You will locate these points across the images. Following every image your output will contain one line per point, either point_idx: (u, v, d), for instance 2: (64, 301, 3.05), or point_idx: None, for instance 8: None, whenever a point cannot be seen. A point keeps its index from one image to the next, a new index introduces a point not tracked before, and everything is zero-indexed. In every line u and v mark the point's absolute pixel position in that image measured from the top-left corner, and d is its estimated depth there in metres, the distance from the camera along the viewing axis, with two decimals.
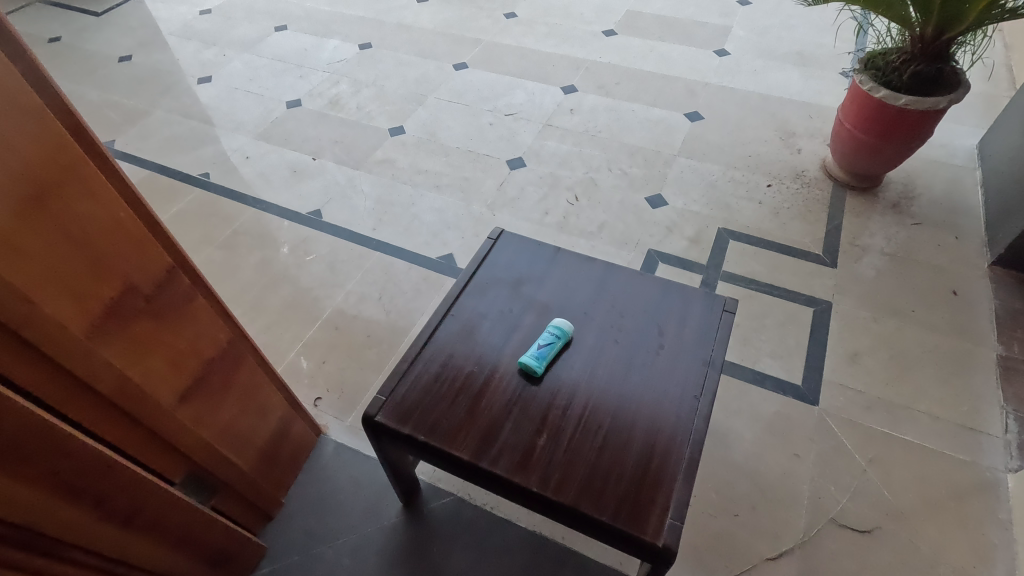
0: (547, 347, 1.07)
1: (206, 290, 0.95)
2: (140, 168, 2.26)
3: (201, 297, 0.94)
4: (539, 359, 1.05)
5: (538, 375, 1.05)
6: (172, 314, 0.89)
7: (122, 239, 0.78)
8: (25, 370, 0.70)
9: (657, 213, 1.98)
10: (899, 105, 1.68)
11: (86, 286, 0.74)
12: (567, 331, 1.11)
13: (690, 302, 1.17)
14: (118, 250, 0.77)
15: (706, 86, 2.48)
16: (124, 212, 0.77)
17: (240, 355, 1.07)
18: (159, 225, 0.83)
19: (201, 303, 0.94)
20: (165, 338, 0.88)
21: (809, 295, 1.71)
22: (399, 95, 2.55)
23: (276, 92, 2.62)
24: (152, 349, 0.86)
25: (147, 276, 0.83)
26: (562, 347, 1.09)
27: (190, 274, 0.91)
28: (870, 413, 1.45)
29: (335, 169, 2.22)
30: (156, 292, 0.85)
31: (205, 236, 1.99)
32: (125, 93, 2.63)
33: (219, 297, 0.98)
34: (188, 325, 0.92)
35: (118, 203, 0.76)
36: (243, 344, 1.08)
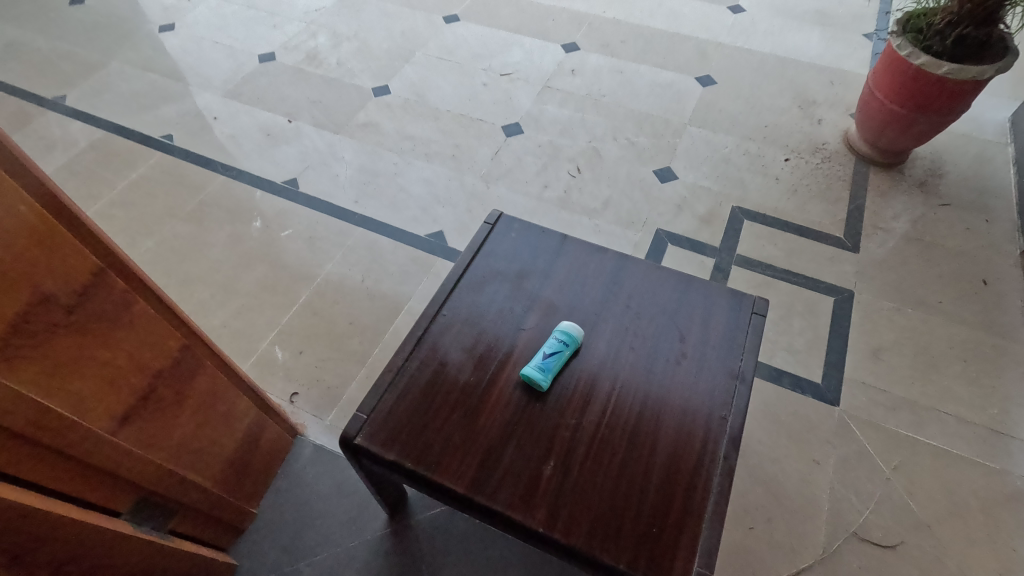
0: (556, 361, 0.93)
1: (148, 293, 0.79)
2: (94, 127, 2.03)
3: (141, 302, 0.78)
4: (547, 375, 0.91)
5: (543, 390, 0.91)
6: (101, 325, 0.73)
7: (28, 243, 0.61)
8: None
9: (666, 189, 1.82)
10: (940, 74, 1.52)
11: None
12: (576, 337, 0.96)
13: (716, 302, 1.03)
14: (22, 256, 0.61)
15: (720, 46, 2.28)
16: (28, 210, 0.61)
17: (197, 361, 0.92)
18: (79, 220, 0.67)
19: (141, 310, 0.78)
20: (96, 355, 0.73)
21: (829, 284, 1.58)
22: (384, 50, 2.31)
23: (247, 43, 2.37)
24: (76, 371, 0.70)
25: (66, 284, 0.67)
26: (570, 356, 0.96)
27: (126, 274, 0.75)
28: (893, 414, 1.35)
29: (313, 133, 2.01)
30: (79, 303, 0.69)
31: (169, 207, 1.80)
32: (78, 42, 2.36)
33: (165, 300, 0.82)
34: (126, 336, 0.77)
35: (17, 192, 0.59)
36: (201, 349, 0.93)
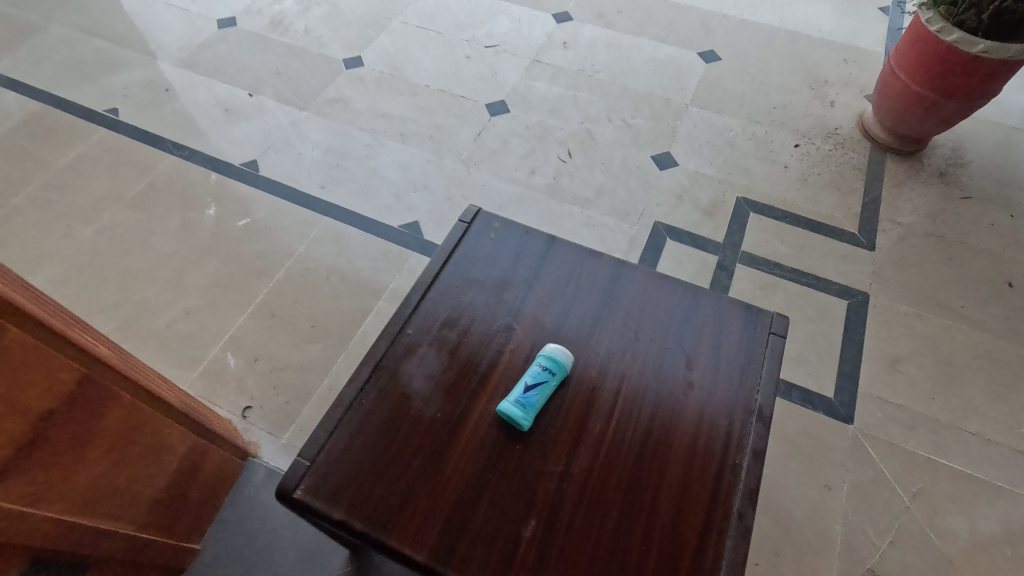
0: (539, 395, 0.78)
1: (23, 317, 0.62)
2: (30, 99, 1.81)
3: (11, 330, 0.61)
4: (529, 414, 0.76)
5: (525, 430, 0.76)
6: None
7: None
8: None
9: (666, 177, 1.66)
10: (974, 53, 1.37)
11: None
12: (564, 363, 0.81)
13: (727, 319, 0.89)
14: None
15: (724, 19, 2.10)
16: None
17: (108, 394, 0.76)
18: None
19: (11, 340, 0.61)
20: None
21: (842, 285, 1.44)
22: (357, 17, 2.10)
23: (205, 7, 2.14)
24: None
25: None
26: (556, 386, 0.81)
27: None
28: (911, 433, 1.23)
29: (276, 108, 1.82)
30: None
31: (111, 190, 1.60)
32: (14, 2, 2.12)
33: (50, 324, 0.65)
34: None
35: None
36: (114, 379, 0.77)
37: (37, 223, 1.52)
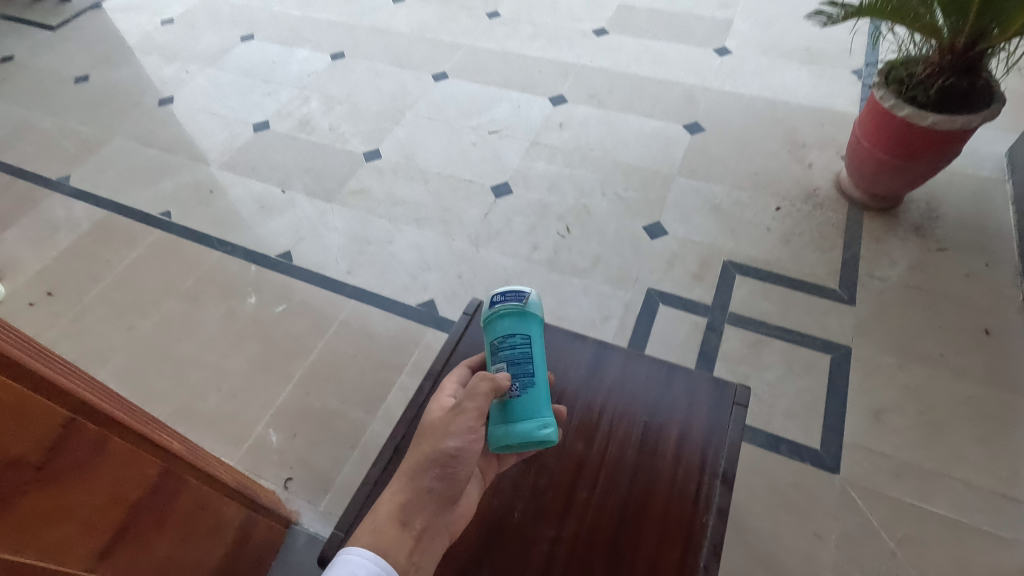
0: (498, 369, 0.75)
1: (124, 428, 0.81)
2: (96, 208, 2.09)
3: (117, 439, 0.80)
4: (511, 409, 0.73)
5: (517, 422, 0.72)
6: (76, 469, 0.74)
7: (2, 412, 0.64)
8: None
9: (657, 244, 1.81)
10: (926, 124, 1.50)
11: None
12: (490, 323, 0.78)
13: (697, 390, 1.02)
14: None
15: (707, 90, 2.28)
16: None
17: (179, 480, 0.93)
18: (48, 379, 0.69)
19: (117, 445, 0.80)
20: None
21: (826, 340, 1.55)
22: (374, 112, 2.35)
23: (242, 112, 2.43)
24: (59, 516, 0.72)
25: (36, 443, 0.68)
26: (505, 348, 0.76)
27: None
28: (898, 481, 1.30)
29: (306, 202, 2.05)
30: (50, 456, 0.70)
31: (166, 286, 1.83)
32: (81, 121, 2.46)
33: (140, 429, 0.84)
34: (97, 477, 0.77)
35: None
36: (180, 466, 0.93)
37: (105, 319, 1.75)
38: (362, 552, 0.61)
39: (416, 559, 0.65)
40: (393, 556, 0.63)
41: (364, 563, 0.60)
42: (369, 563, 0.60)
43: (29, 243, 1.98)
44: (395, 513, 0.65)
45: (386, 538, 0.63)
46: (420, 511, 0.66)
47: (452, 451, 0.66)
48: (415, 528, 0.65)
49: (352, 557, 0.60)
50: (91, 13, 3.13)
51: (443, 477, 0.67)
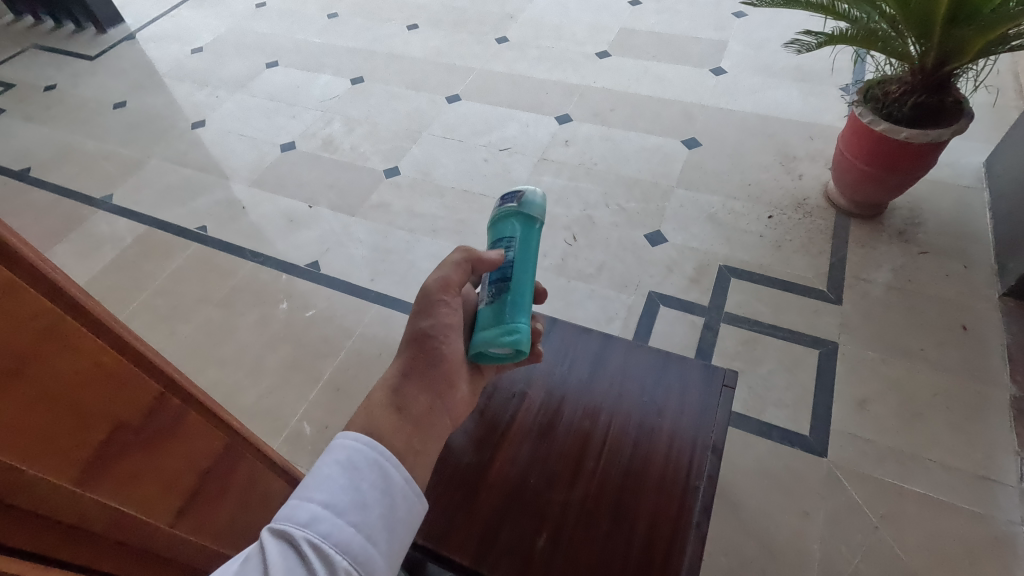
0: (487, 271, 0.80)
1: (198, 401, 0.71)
2: (137, 223, 2.26)
3: (194, 410, 0.70)
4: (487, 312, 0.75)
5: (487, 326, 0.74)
6: (166, 439, 0.66)
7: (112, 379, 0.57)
8: (47, 548, 0.48)
9: (657, 251, 1.95)
10: (901, 138, 1.63)
11: (79, 444, 0.54)
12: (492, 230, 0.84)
13: (690, 375, 1.16)
14: (108, 391, 0.57)
15: (703, 108, 2.44)
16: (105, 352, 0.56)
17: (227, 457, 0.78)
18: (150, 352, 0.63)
19: (193, 417, 0.70)
20: (175, 464, 0.67)
21: (814, 337, 1.67)
22: (392, 132, 2.52)
23: (269, 134, 2.61)
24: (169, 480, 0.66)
25: (138, 407, 0.61)
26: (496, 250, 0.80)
27: (178, 390, 0.67)
28: (880, 464, 1.42)
29: (330, 216, 2.21)
30: (149, 421, 0.63)
31: (204, 294, 1.99)
32: (120, 144, 2.65)
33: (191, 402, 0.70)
34: (189, 446, 0.69)
35: (67, 322, 0.52)
36: (225, 446, 0.77)
37: (149, 324, 1.91)
38: (356, 436, 0.57)
39: (416, 443, 0.62)
40: (390, 439, 0.60)
41: (361, 447, 0.56)
42: (367, 448, 0.56)
43: (77, 256, 2.15)
44: (387, 399, 0.65)
45: (382, 423, 0.61)
46: (413, 396, 0.67)
47: (431, 334, 0.72)
48: (412, 413, 0.65)
49: (347, 442, 0.56)
50: (125, 43, 3.35)
51: (428, 361, 0.71)
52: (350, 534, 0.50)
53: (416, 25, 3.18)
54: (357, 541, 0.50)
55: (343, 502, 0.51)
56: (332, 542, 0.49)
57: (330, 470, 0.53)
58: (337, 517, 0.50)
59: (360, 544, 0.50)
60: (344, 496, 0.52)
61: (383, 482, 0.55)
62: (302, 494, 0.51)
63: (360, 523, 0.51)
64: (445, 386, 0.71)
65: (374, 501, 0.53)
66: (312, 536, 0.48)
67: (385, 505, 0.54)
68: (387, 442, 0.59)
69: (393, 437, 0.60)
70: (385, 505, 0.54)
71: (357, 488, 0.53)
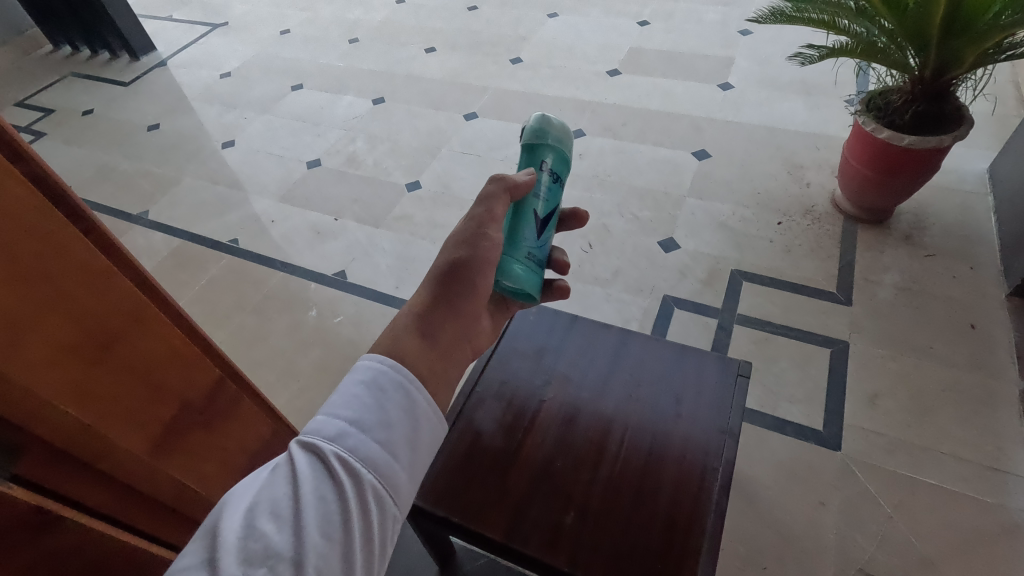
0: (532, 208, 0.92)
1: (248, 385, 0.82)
2: (173, 237, 2.37)
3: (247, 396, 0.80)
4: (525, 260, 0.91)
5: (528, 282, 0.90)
6: (223, 418, 0.74)
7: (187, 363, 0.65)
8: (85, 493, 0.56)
9: (670, 257, 2.02)
10: (903, 145, 1.71)
11: (149, 412, 0.61)
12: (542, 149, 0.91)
13: (706, 366, 1.23)
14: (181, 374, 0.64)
15: (712, 121, 2.53)
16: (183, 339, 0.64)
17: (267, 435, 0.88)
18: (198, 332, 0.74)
19: (245, 403, 0.79)
20: (239, 440, 0.79)
21: (825, 336, 1.73)
22: (413, 148, 2.64)
23: (296, 152, 2.73)
24: (214, 454, 0.73)
25: (203, 389, 0.69)
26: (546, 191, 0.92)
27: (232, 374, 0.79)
28: (891, 455, 1.47)
29: (356, 228, 2.31)
30: (210, 405, 0.71)
31: (238, 302, 2.09)
32: (155, 163, 2.78)
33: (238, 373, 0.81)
34: (236, 426, 0.78)
35: (163, 324, 0.61)
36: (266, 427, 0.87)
37: None
38: (380, 359, 0.62)
39: (437, 368, 0.69)
40: (412, 364, 0.66)
41: (385, 370, 0.61)
42: (390, 372, 0.61)
43: None
44: (413, 326, 0.72)
45: (407, 349, 0.68)
46: (438, 324, 0.74)
47: (468, 261, 0.79)
48: (435, 339, 0.72)
49: (372, 365, 0.62)
50: (157, 69, 3.52)
51: (457, 288, 0.78)
52: (374, 450, 0.56)
53: (434, 48, 3.33)
54: (380, 456, 0.56)
55: (368, 420, 0.57)
56: (358, 456, 0.55)
57: (356, 390, 0.59)
58: (363, 434, 0.56)
59: (383, 458, 0.57)
60: (369, 415, 0.58)
61: (404, 405, 0.61)
62: (331, 410, 0.58)
63: (383, 440, 0.57)
64: (466, 314, 0.79)
65: (396, 421, 0.59)
66: (340, 451, 0.55)
67: (407, 425, 0.60)
68: (410, 365, 0.65)
69: (417, 362, 0.67)
70: (406, 424, 0.60)
71: (381, 408, 0.59)
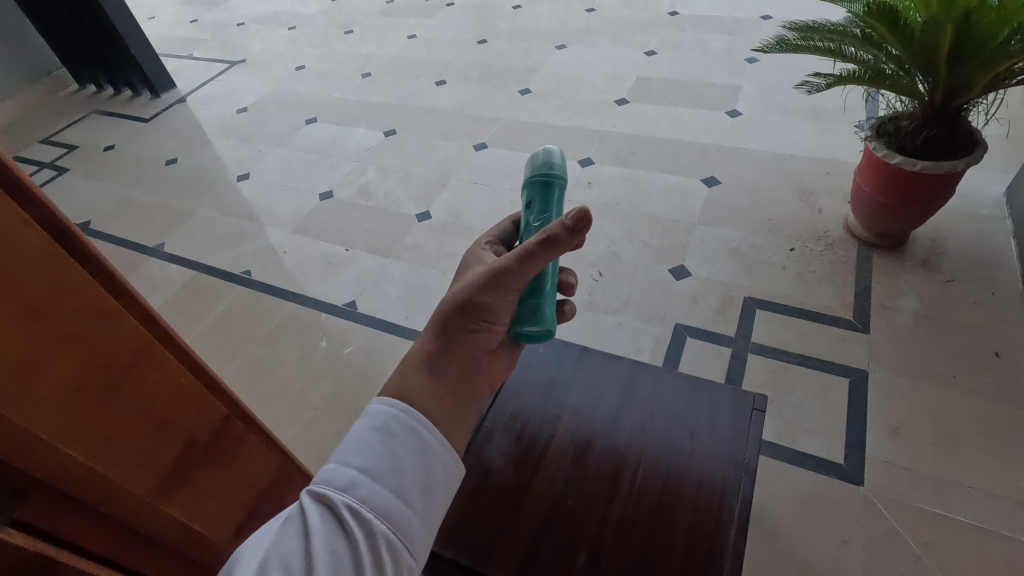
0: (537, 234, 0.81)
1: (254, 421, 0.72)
2: (187, 269, 2.41)
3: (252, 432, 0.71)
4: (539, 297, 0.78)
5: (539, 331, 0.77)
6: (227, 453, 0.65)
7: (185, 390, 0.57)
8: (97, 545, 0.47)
9: (682, 284, 2.00)
10: (916, 170, 1.69)
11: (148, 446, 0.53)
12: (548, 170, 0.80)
13: (720, 399, 1.20)
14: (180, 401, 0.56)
15: (721, 148, 2.53)
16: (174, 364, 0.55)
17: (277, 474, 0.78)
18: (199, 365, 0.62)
19: (252, 439, 0.70)
20: (232, 482, 0.67)
21: (844, 365, 1.68)
22: (424, 179, 2.67)
23: (309, 184, 2.78)
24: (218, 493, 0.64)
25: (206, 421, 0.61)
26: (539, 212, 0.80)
27: (239, 411, 0.68)
28: (918, 490, 1.41)
29: (367, 258, 2.33)
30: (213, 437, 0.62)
31: (249, 333, 2.10)
32: (172, 196, 2.84)
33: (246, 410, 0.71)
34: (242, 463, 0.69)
35: (158, 346, 0.53)
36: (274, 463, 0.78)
37: None
38: (391, 402, 0.60)
39: (449, 406, 0.66)
40: (423, 406, 0.63)
41: (397, 414, 0.60)
42: (403, 416, 0.59)
43: None
44: (421, 364, 0.69)
45: (413, 389, 0.65)
46: (450, 360, 0.70)
47: (487, 302, 0.71)
48: (446, 376, 0.68)
49: (383, 409, 0.60)
50: (177, 105, 3.63)
51: (473, 326, 0.72)
52: (386, 499, 0.54)
53: (444, 81, 3.40)
54: (393, 505, 0.54)
55: (379, 467, 0.56)
56: (369, 506, 0.53)
57: (367, 436, 0.58)
58: (374, 482, 0.55)
59: (397, 507, 0.55)
60: (380, 462, 0.56)
61: (417, 449, 0.58)
62: (342, 459, 0.56)
63: (396, 488, 0.55)
64: (482, 350, 0.73)
65: (409, 466, 0.57)
66: (350, 501, 0.53)
67: (421, 469, 0.58)
68: (421, 408, 0.62)
69: (427, 402, 0.64)
70: (420, 469, 0.58)
71: (393, 454, 0.57)
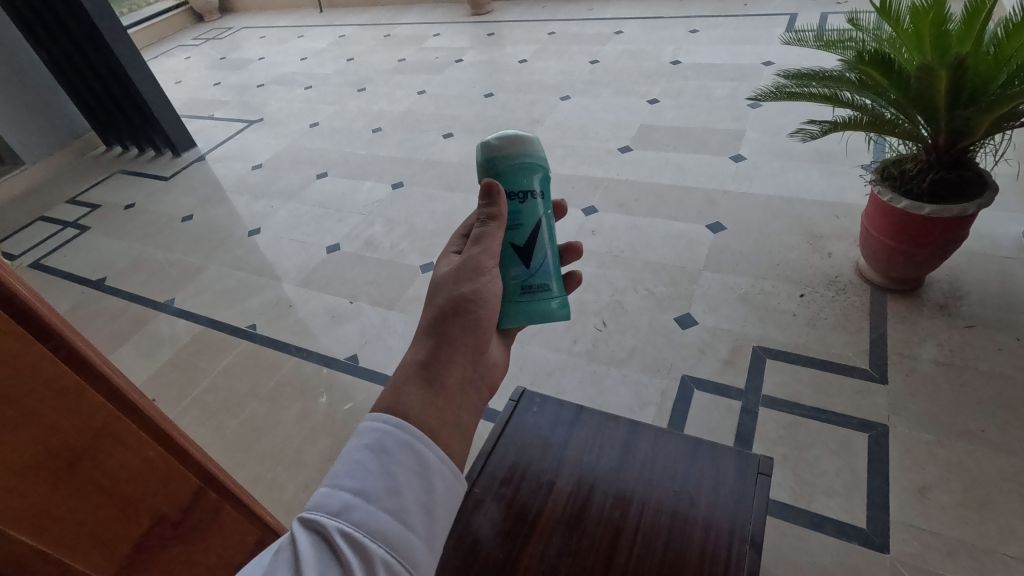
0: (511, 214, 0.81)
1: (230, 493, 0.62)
2: (195, 324, 2.43)
3: (228, 507, 0.60)
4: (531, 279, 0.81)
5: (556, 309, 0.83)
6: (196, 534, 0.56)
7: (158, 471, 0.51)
8: None
9: (688, 334, 1.94)
10: (924, 214, 1.64)
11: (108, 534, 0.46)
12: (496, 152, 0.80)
13: (723, 462, 1.14)
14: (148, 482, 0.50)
15: (725, 193, 2.52)
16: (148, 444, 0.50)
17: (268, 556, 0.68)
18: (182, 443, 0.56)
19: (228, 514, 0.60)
20: (203, 566, 0.57)
21: (861, 419, 1.59)
22: (429, 231, 2.69)
23: (318, 237, 2.82)
24: None
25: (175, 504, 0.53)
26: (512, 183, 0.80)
27: (211, 482, 0.59)
28: (950, 559, 1.30)
29: (370, 311, 2.32)
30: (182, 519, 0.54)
31: (252, 389, 2.09)
32: (186, 251, 2.91)
33: (222, 476, 0.62)
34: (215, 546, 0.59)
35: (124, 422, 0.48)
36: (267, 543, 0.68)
37: (199, 420, 2.01)
38: (385, 418, 0.53)
39: (447, 417, 0.58)
40: (420, 421, 0.55)
41: (391, 430, 0.51)
42: (397, 432, 0.51)
43: (140, 356, 2.32)
44: (415, 374, 0.61)
45: (409, 403, 0.57)
46: (445, 368, 0.63)
47: (469, 293, 0.70)
48: (443, 385, 0.61)
49: (376, 425, 0.52)
50: (196, 164, 3.77)
51: (465, 323, 0.68)
52: (384, 522, 0.46)
53: (451, 134, 3.48)
54: (393, 529, 0.46)
55: (375, 489, 0.47)
56: (367, 531, 0.45)
57: (359, 455, 0.49)
58: (370, 504, 0.46)
59: (396, 530, 0.46)
60: (375, 482, 0.48)
61: (416, 466, 0.50)
62: (334, 481, 0.48)
63: (395, 509, 0.47)
64: (476, 350, 0.67)
65: (408, 485, 0.49)
66: (345, 527, 0.45)
67: (422, 488, 0.50)
68: (417, 423, 0.54)
69: (424, 415, 0.56)
70: (420, 488, 0.49)
71: (389, 473, 0.49)
